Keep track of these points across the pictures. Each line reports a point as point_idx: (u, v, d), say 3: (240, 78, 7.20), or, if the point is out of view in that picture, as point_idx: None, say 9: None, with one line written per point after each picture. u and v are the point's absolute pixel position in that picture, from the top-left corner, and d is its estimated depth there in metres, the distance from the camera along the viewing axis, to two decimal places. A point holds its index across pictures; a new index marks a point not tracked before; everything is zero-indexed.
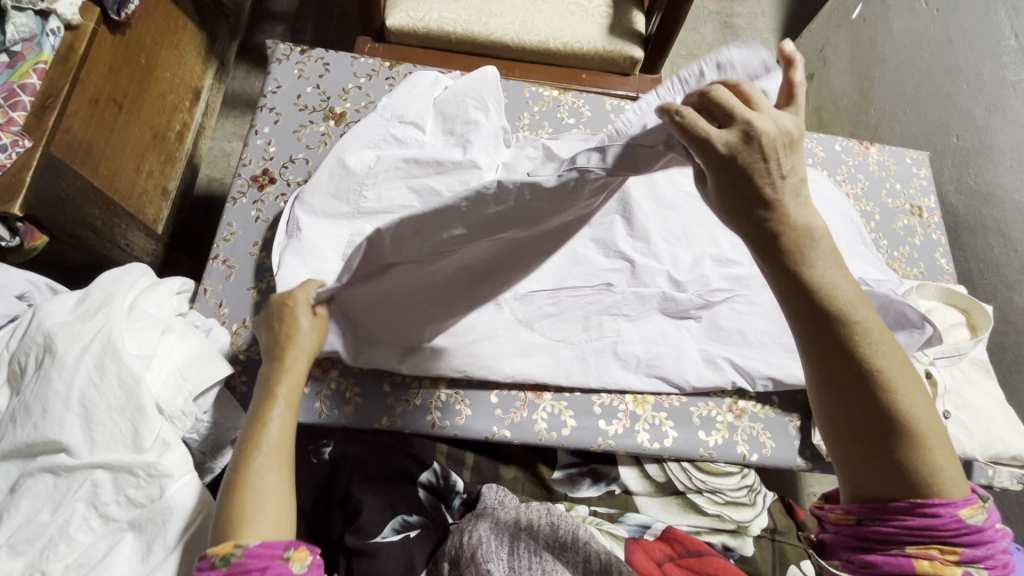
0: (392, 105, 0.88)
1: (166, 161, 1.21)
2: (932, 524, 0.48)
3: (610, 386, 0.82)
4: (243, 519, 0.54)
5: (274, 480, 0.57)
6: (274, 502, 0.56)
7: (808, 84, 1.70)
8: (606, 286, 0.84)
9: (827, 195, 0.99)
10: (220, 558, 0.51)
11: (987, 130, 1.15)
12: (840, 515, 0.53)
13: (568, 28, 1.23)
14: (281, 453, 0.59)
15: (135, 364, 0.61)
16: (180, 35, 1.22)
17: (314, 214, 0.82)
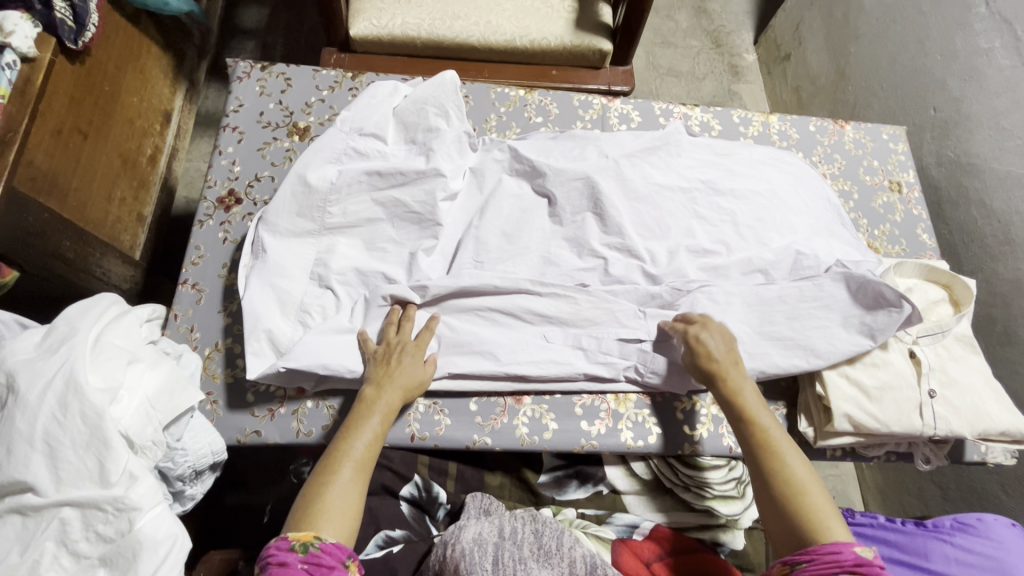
0: (351, 117, 0.87)
1: (140, 187, 1.21)
2: (838, 559, 0.57)
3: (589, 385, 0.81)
4: (320, 516, 0.59)
5: (354, 482, 0.63)
6: (352, 505, 0.62)
7: (785, 64, 1.68)
8: (580, 285, 0.83)
9: (804, 177, 0.97)
10: (301, 544, 0.56)
11: (964, 100, 1.13)
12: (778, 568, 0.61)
13: (534, 25, 1.22)
14: (364, 465, 0.65)
15: (98, 399, 0.60)
16: (145, 57, 1.21)
17: (279, 233, 0.81)
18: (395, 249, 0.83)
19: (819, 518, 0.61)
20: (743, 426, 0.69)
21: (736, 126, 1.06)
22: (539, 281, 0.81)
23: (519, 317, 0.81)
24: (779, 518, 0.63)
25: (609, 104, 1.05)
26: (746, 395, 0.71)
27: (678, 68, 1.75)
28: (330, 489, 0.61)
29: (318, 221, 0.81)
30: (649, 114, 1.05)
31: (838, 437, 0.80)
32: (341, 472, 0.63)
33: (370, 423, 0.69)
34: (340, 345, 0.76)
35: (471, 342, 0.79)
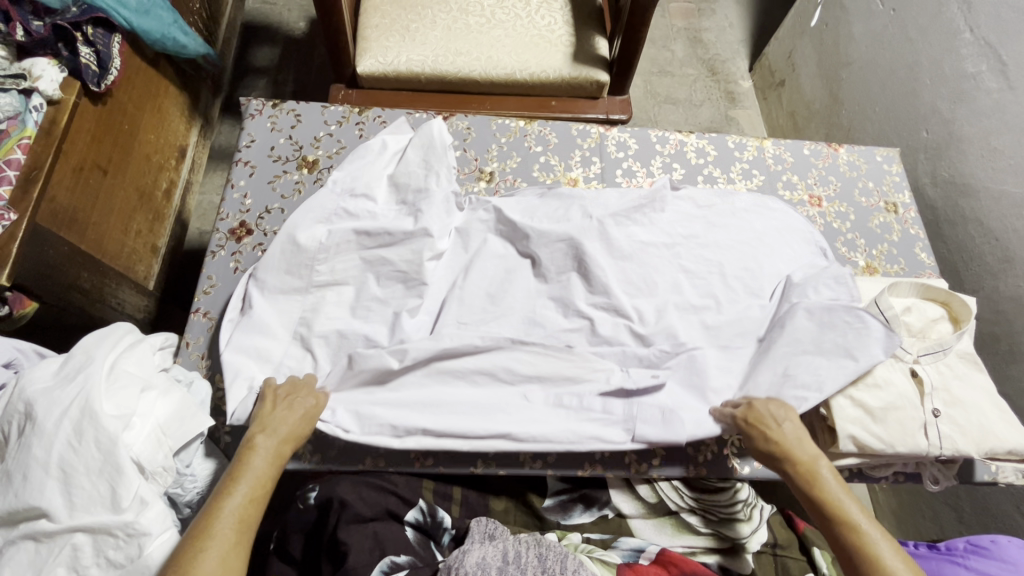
0: (341, 179, 0.91)
1: (155, 220, 1.25)
2: None
3: (576, 446, 0.77)
4: None
5: (235, 539, 0.58)
6: (228, 571, 0.56)
7: (780, 90, 1.72)
8: (566, 347, 0.83)
9: (790, 224, 0.98)
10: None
11: (955, 122, 1.15)
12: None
13: (534, 58, 1.27)
14: (245, 523, 0.60)
15: (112, 425, 0.62)
16: (163, 97, 1.27)
17: (267, 291, 0.83)
18: (378, 308, 0.84)
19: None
20: (826, 507, 0.67)
21: (732, 151, 1.09)
22: (522, 342, 0.80)
23: (498, 378, 0.79)
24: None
25: (606, 132, 1.09)
26: (827, 479, 0.69)
27: (675, 95, 1.80)
28: (203, 551, 0.56)
29: (303, 278, 0.84)
30: (645, 141, 1.08)
31: (844, 457, 0.80)
32: (217, 535, 0.58)
33: (250, 473, 0.64)
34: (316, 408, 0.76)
35: (449, 403, 0.77)
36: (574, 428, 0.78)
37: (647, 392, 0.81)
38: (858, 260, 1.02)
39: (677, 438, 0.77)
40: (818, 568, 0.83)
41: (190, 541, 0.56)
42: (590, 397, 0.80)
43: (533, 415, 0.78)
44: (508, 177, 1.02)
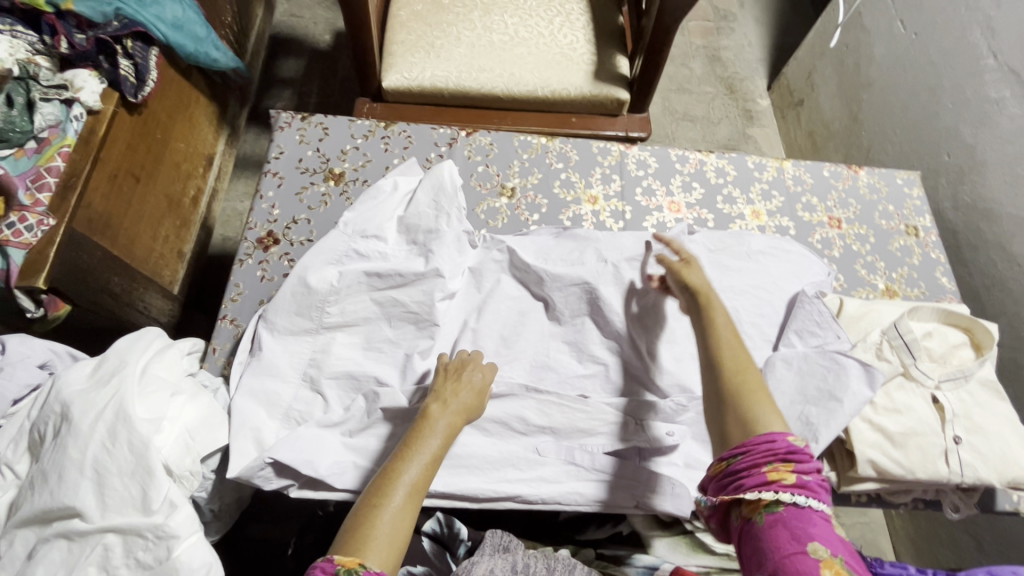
0: (353, 220, 0.89)
1: (182, 226, 1.28)
2: (774, 448, 0.56)
3: (583, 507, 0.78)
4: (371, 541, 0.56)
5: (405, 507, 0.60)
6: (399, 533, 0.58)
7: (799, 110, 1.73)
8: (581, 396, 0.84)
9: (805, 266, 0.97)
10: (345, 569, 0.53)
11: (977, 146, 1.15)
12: (716, 466, 0.59)
13: (555, 76, 1.29)
14: (417, 488, 0.62)
15: (144, 428, 0.64)
16: (194, 107, 1.31)
17: (277, 331, 0.81)
18: (391, 348, 0.84)
19: (758, 414, 0.59)
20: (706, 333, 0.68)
21: (751, 171, 1.10)
22: (534, 391, 0.82)
23: (512, 428, 0.81)
24: (722, 415, 0.61)
25: (627, 151, 1.10)
26: (719, 318, 0.70)
27: (693, 112, 1.81)
28: (379, 508, 0.59)
29: (311, 324, 0.82)
30: (666, 160, 1.09)
31: (862, 482, 0.80)
32: (395, 495, 0.60)
33: (427, 442, 0.66)
34: (326, 441, 0.76)
35: (460, 457, 0.78)
36: (585, 489, 0.79)
37: (660, 458, 0.82)
38: (877, 282, 1.02)
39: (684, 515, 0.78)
40: None
41: (373, 499, 0.60)
42: (601, 456, 0.80)
43: (545, 471, 0.79)
44: (529, 193, 1.04)
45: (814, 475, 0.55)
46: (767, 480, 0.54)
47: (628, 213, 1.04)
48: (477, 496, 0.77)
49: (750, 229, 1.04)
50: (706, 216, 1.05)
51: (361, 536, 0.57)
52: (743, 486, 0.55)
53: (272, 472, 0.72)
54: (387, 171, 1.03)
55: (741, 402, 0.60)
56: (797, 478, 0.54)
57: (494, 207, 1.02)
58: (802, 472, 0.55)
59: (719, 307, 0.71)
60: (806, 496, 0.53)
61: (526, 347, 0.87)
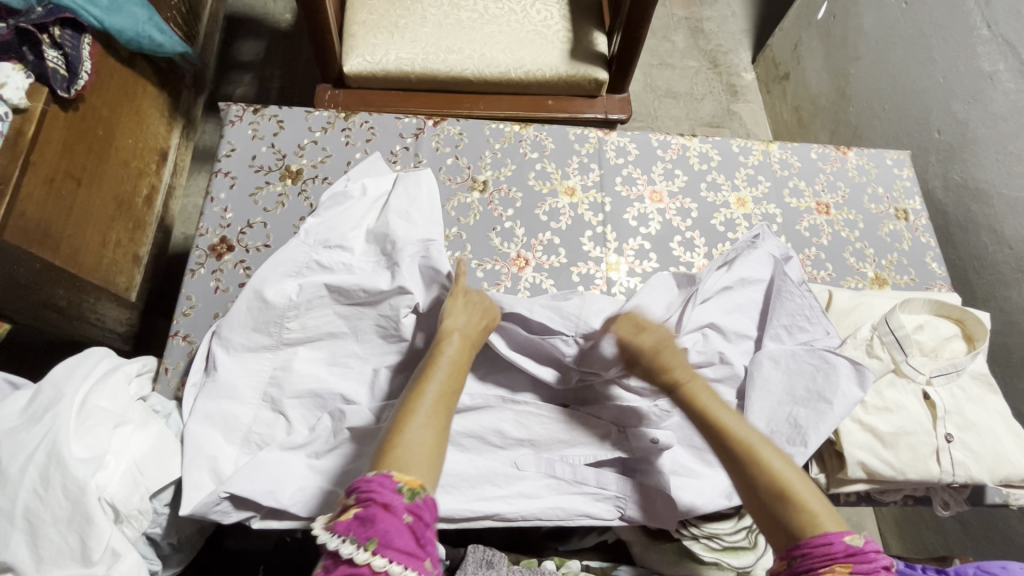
0: (316, 228, 0.83)
1: (136, 228, 1.20)
2: (830, 552, 0.54)
3: (565, 522, 0.75)
4: (407, 456, 0.55)
5: (436, 421, 0.59)
6: (433, 446, 0.57)
7: (784, 84, 1.66)
8: (560, 405, 0.80)
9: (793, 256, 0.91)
10: (409, 489, 0.52)
11: (969, 123, 1.11)
12: (777, 564, 0.58)
13: (529, 56, 1.21)
14: (444, 405, 0.62)
15: (80, 471, 0.59)
16: (141, 99, 1.21)
17: (232, 349, 0.75)
18: (357, 363, 0.78)
19: (810, 511, 0.58)
20: (718, 435, 0.65)
21: (736, 156, 1.04)
22: (511, 402, 0.77)
23: (488, 442, 0.76)
24: (778, 522, 0.59)
25: (605, 137, 1.04)
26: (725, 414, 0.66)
27: (676, 89, 1.74)
28: (410, 421, 0.58)
29: (270, 340, 0.76)
30: (647, 146, 1.03)
31: (852, 484, 0.77)
32: (422, 408, 0.60)
33: (444, 362, 0.66)
34: (289, 465, 0.70)
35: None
36: (566, 502, 0.75)
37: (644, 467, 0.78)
38: (867, 271, 0.98)
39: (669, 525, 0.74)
40: None
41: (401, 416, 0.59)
42: (584, 468, 0.76)
43: (524, 486, 0.75)
44: (502, 186, 0.97)
45: (874, 574, 0.53)
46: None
47: (608, 204, 0.98)
48: (453, 516, 0.73)
49: (735, 218, 0.99)
50: (690, 205, 0.99)
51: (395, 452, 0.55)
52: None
53: (230, 505, 0.67)
54: (349, 167, 0.96)
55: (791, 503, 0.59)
56: None
57: (465, 203, 0.95)
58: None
59: (713, 400, 0.68)
60: None
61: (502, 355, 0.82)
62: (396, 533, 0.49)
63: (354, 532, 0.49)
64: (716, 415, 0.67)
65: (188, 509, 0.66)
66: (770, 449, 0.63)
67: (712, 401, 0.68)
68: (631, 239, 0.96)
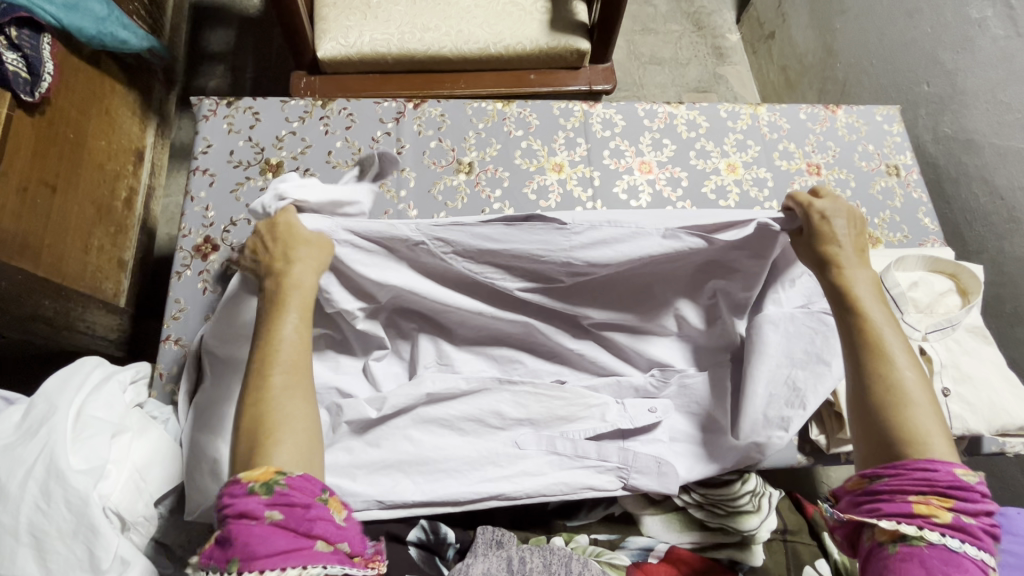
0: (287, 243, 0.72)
1: (118, 232, 1.18)
2: (930, 479, 0.50)
3: (570, 497, 0.75)
4: (271, 451, 0.48)
5: (292, 399, 0.51)
6: (302, 425, 0.51)
7: (770, 43, 1.63)
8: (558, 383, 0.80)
9: None
10: (262, 485, 0.46)
11: (958, 73, 1.09)
12: (855, 481, 0.54)
13: (507, 29, 1.17)
14: (298, 362, 0.54)
15: (81, 483, 0.58)
16: (110, 98, 1.17)
17: (225, 351, 0.73)
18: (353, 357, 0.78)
19: (920, 437, 0.52)
20: (853, 318, 0.59)
21: (724, 121, 1.02)
22: (509, 384, 0.77)
23: (489, 425, 0.76)
24: (876, 435, 0.54)
25: (590, 109, 1.01)
26: (871, 308, 0.59)
27: (660, 55, 1.70)
28: (261, 416, 0.50)
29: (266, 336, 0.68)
30: (633, 116, 1.01)
31: (852, 442, 0.78)
32: (273, 386, 0.52)
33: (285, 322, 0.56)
34: None
35: (437, 461, 0.73)
36: (569, 477, 0.75)
37: (644, 437, 0.80)
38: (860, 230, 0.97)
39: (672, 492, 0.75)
40: (829, 553, 0.78)
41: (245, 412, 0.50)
42: (585, 443, 0.77)
43: (528, 465, 0.75)
44: (488, 167, 0.95)
45: (974, 514, 0.49)
46: (913, 514, 0.49)
47: (597, 178, 0.96)
48: (458, 499, 0.73)
49: (725, 184, 0.98)
50: (679, 174, 0.98)
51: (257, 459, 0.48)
52: (879, 511, 0.51)
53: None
54: (330, 157, 0.93)
55: (898, 422, 0.53)
56: (953, 517, 0.49)
57: (452, 186, 0.94)
58: (961, 511, 0.49)
59: (865, 283, 0.61)
60: (959, 538, 0.48)
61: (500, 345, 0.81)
62: (260, 540, 0.44)
63: (217, 559, 0.45)
64: (857, 307, 0.59)
65: (194, 513, 0.66)
66: (902, 360, 0.56)
67: (863, 294, 0.60)
68: None
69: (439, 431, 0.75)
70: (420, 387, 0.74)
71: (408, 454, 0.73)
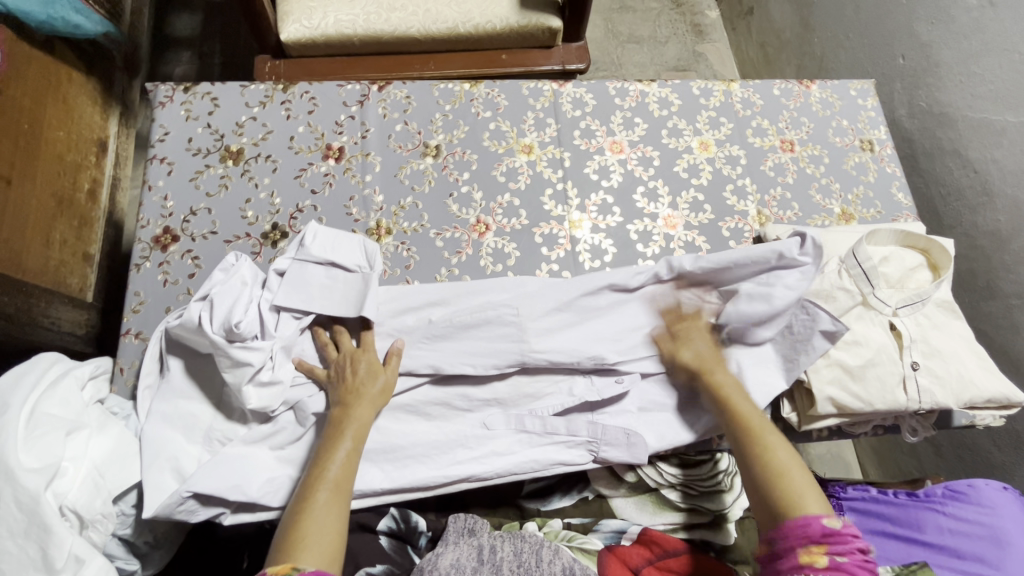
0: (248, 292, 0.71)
1: (81, 225, 1.15)
2: (809, 532, 0.57)
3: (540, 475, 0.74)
4: (301, 547, 0.56)
5: (331, 509, 0.59)
6: (330, 529, 0.58)
7: (749, 19, 1.60)
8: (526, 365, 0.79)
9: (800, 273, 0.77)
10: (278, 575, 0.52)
11: (932, 45, 1.08)
12: (760, 547, 0.61)
13: (476, 8, 1.15)
14: (340, 484, 0.62)
15: (32, 481, 0.58)
16: (66, 87, 1.13)
17: (183, 350, 0.72)
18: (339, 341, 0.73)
19: (795, 499, 0.60)
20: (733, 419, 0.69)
21: (695, 98, 1.01)
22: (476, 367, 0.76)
23: (457, 409, 0.75)
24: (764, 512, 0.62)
25: (560, 89, 0.99)
26: (725, 384, 0.72)
27: (639, 33, 1.67)
28: (309, 512, 0.59)
29: (210, 327, 0.66)
30: (604, 96, 0.99)
31: (822, 420, 0.78)
32: (317, 495, 0.60)
33: (344, 443, 0.65)
34: (255, 461, 0.69)
35: (404, 447, 0.72)
36: (540, 455, 0.75)
37: (613, 408, 0.78)
38: (833, 207, 0.96)
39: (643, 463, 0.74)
40: None
41: (298, 504, 0.60)
42: (554, 418, 0.76)
43: (498, 445, 0.74)
44: (455, 150, 0.93)
45: (848, 555, 0.56)
46: (800, 564, 0.56)
47: (567, 159, 0.94)
48: (427, 485, 0.72)
49: (698, 163, 0.96)
50: (651, 153, 0.96)
51: (293, 541, 0.56)
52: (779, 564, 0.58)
53: (197, 503, 0.66)
54: (292, 142, 0.91)
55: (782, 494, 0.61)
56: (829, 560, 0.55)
57: (418, 170, 0.91)
58: (838, 554, 0.56)
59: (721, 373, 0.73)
60: None
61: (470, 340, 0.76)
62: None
63: None
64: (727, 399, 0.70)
65: (151, 512, 0.64)
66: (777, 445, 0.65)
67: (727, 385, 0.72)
68: (592, 194, 0.93)
69: (405, 418, 0.74)
70: None
71: (376, 442, 0.72)
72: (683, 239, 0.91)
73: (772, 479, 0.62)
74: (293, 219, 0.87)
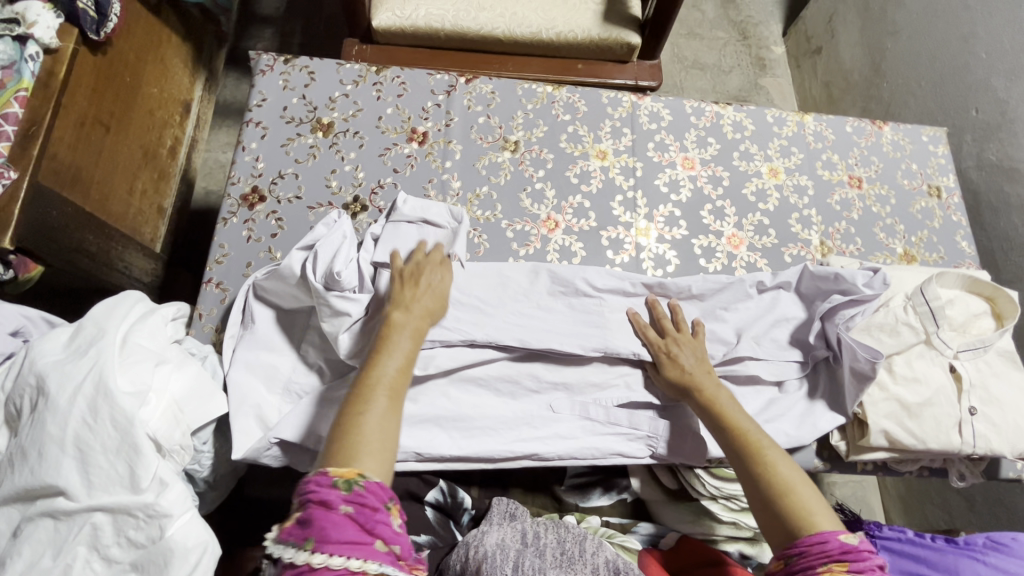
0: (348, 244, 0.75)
1: (160, 179, 1.20)
2: (827, 550, 0.56)
3: (599, 461, 0.77)
4: (357, 451, 0.53)
5: (386, 412, 0.57)
6: (386, 433, 0.55)
7: (816, 59, 1.63)
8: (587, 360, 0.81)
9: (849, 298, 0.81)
10: (344, 481, 0.50)
11: (1009, 101, 1.09)
12: (775, 562, 0.59)
13: (561, 17, 1.19)
14: (395, 391, 0.60)
15: (127, 403, 0.61)
16: (164, 47, 1.19)
17: (270, 304, 0.76)
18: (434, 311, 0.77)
19: (808, 512, 0.60)
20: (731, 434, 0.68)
21: (769, 126, 1.03)
22: (539, 354, 0.79)
23: (517, 393, 0.77)
24: (772, 523, 0.61)
25: (638, 101, 1.02)
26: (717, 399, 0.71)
27: (704, 60, 1.70)
28: (362, 416, 0.56)
29: (314, 276, 0.71)
30: (680, 113, 1.02)
31: (872, 452, 0.79)
32: (375, 399, 0.57)
33: (396, 347, 0.63)
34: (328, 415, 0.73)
35: (472, 419, 0.75)
36: (592, 449, 0.76)
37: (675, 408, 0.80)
38: (896, 247, 0.97)
39: (699, 463, 0.76)
40: None
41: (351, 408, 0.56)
42: (614, 412, 0.78)
43: (558, 429, 0.76)
44: (533, 148, 0.96)
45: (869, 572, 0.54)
46: None
47: (639, 169, 0.97)
48: (482, 462, 0.74)
49: (766, 188, 0.98)
50: (721, 173, 0.98)
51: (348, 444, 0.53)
52: None
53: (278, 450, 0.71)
54: (380, 122, 0.95)
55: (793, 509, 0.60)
56: None
57: (496, 162, 0.95)
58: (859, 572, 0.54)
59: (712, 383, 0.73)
60: None
61: (542, 326, 0.79)
62: (333, 526, 0.47)
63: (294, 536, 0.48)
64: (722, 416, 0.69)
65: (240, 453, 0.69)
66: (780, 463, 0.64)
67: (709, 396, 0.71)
68: (661, 205, 0.95)
69: (475, 390, 0.77)
70: (454, 352, 0.75)
71: (440, 413, 0.74)
72: (745, 260, 0.93)
73: (782, 494, 0.61)
74: (374, 194, 0.90)
